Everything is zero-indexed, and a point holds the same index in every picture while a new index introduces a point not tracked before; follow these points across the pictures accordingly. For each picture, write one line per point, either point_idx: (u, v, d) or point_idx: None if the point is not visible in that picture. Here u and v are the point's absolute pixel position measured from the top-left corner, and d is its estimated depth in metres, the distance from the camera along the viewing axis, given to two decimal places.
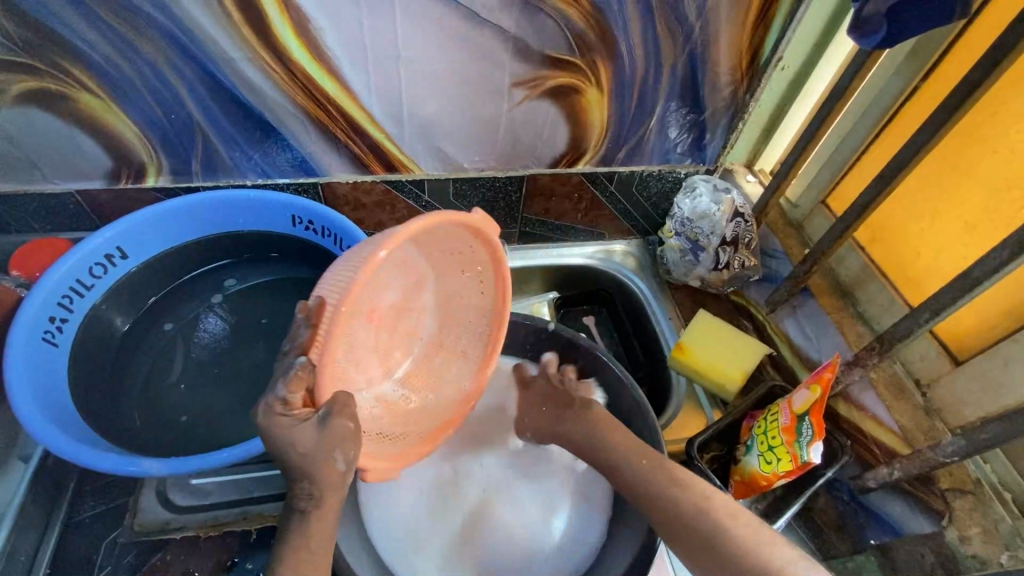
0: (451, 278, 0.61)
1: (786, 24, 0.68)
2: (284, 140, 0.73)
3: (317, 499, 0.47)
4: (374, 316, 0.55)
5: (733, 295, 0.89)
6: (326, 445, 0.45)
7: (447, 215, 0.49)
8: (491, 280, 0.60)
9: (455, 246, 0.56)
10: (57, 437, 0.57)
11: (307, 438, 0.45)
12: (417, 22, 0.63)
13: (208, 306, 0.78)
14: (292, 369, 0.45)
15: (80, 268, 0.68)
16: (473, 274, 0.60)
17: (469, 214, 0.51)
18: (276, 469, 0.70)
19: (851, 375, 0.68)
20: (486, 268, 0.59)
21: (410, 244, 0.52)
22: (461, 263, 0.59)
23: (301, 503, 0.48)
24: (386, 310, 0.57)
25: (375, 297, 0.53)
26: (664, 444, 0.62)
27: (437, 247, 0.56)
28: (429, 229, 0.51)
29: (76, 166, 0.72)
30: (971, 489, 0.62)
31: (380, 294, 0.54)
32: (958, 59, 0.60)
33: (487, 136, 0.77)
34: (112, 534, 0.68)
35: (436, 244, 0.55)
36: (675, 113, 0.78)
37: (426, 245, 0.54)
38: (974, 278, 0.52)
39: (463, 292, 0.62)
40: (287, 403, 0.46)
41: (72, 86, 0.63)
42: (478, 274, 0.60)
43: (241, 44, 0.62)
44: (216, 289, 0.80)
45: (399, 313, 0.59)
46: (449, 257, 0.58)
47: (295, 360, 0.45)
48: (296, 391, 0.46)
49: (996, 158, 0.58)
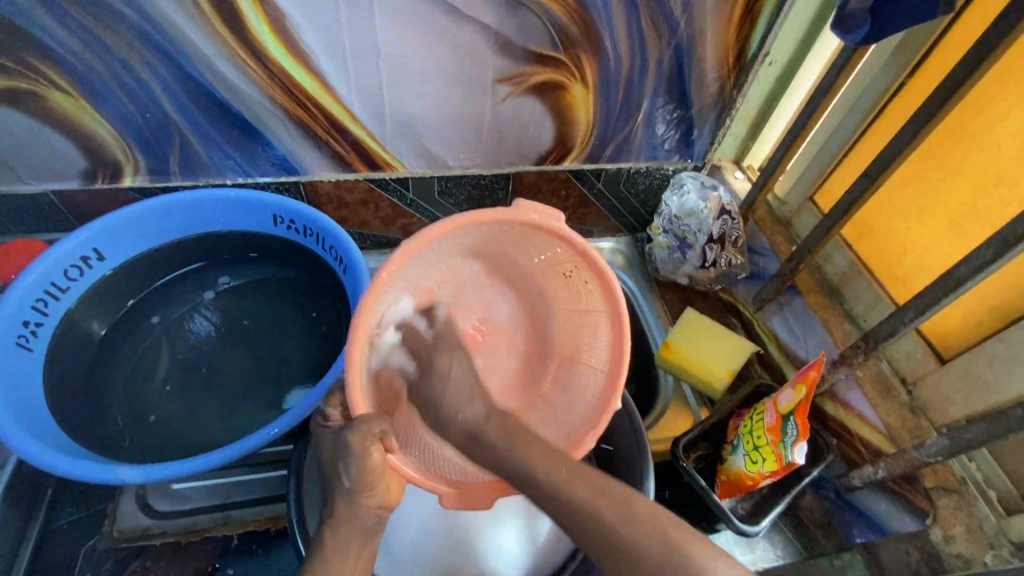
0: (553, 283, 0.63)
1: (772, 19, 0.67)
2: (263, 139, 0.72)
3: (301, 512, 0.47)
4: (473, 330, 0.67)
5: (721, 293, 0.89)
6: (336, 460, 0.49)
7: (482, 215, 0.52)
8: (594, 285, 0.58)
9: (538, 246, 0.58)
10: (30, 445, 0.56)
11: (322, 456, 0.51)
12: (396, 18, 0.61)
13: (196, 304, 0.77)
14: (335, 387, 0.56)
15: (54, 271, 0.67)
16: (571, 275, 0.60)
17: (508, 209, 0.52)
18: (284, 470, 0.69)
19: (837, 374, 0.67)
20: (579, 265, 0.58)
21: (476, 249, 0.60)
22: (558, 270, 0.61)
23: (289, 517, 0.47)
24: (491, 321, 0.68)
25: (471, 304, 0.66)
26: (649, 449, 0.62)
27: (523, 255, 0.61)
28: (490, 232, 0.57)
29: (50, 166, 0.70)
30: (955, 487, 0.62)
31: (471, 306, 0.67)
32: (944, 53, 0.59)
33: (471, 134, 0.76)
34: (90, 541, 0.67)
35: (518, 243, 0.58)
36: (662, 109, 0.77)
37: (506, 251, 0.61)
38: (958, 278, 0.52)
39: (578, 300, 0.62)
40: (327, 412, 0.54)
41: (42, 84, 0.62)
42: (574, 273, 0.59)
43: (215, 40, 0.61)
44: (210, 285, 0.78)
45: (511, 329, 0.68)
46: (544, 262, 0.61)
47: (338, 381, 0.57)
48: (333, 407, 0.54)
49: (983, 154, 0.58)
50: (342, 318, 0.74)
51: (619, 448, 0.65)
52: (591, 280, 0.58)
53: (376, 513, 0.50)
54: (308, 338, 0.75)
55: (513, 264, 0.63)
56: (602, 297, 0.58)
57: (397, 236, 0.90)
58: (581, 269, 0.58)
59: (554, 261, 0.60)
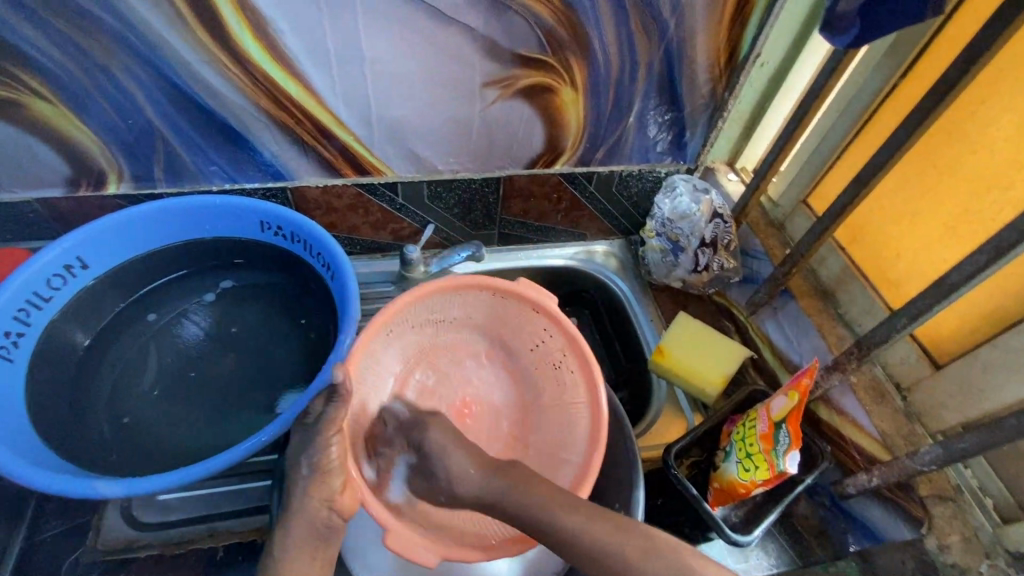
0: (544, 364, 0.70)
1: (764, 19, 0.67)
2: (248, 144, 0.71)
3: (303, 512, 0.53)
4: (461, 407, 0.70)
5: (715, 296, 0.88)
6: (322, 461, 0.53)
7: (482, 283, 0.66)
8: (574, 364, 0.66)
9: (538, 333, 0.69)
10: (9, 460, 0.55)
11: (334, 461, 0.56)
12: (379, 21, 0.60)
13: (186, 307, 0.76)
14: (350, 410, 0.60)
15: (36, 281, 0.66)
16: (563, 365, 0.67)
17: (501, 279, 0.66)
18: (268, 480, 0.69)
19: (831, 380, 0.66)
20: (567, 352, 0.67)
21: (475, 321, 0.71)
22: (548, 359, 0.69)
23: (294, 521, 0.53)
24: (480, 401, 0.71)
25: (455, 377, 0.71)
26: (639, 459, 0.63)
27: (522, 339, 0.71)
28: (490, 304, 0.69)
29: (33, 174, 0.69)
30: (951, 495, 0.61)
31: (466, 381, 0.71)
32: (938, 54, 0.58)
33: (459, 137, 0.75)
34: (74, 554, 0.66)
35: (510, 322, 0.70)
36: (653, 111, 0.76)
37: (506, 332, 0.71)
38: (950, 284, 0.51)
39: (564, 395, 0.67)
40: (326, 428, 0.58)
41: (22, 92, 0.61)
42: (562, 361, 0.68)
43: (196, 45, 0.60)
44: (211, 288, 0.78)
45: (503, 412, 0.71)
46: (539, 352, 0.70)
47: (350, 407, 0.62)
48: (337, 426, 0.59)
49: (976, 157, 0.57)
50: (330, 326, 0.74)
51: (610, 455, 0.67)
52: (579, 373, 0.65)
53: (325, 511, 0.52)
54: (296, 345, 0.74)
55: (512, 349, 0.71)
56: (584, 385, 0.65)
57: (387, 240, 0.89)
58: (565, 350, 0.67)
59: (545, 347, 0.69)
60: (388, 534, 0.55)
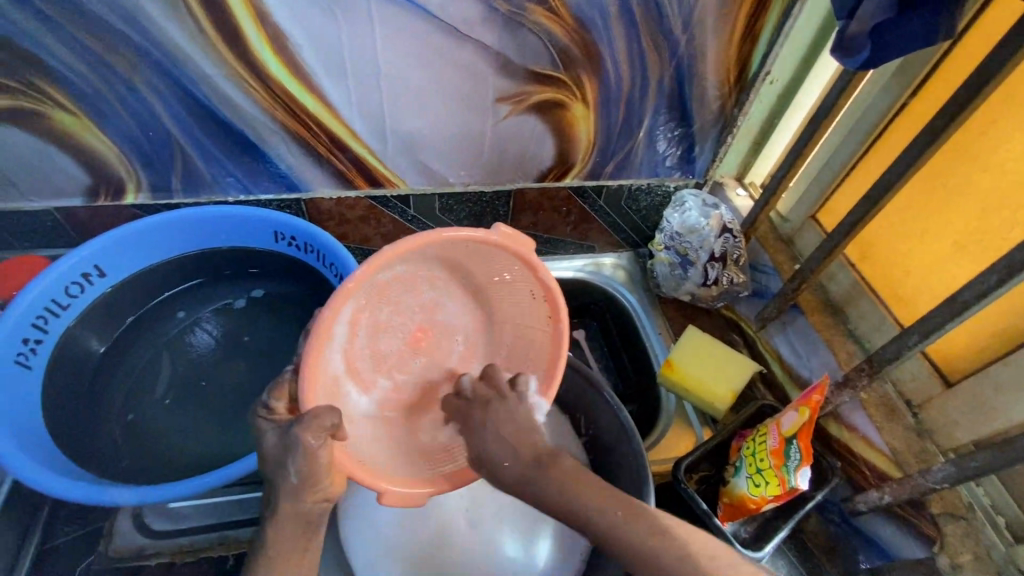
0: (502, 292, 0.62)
1: (773, 38, 0.68)
2: (265, 156, 0.72)
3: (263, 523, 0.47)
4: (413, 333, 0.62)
5: (723, 310, 0.88)
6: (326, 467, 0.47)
7: (458, 233, 0.51)
8: (541, 299, 0.58)
9: (506, 266, 0.57)
10: (26, 466, 0.56)
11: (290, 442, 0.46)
12: (396, 37, 0.61)
13: (211, 313, 0.78)
14: (280, 380, 0.51)
15: (54, 289, 0.67)
16: (533, 299, 0.59)
17: (484, 230, 0.52)
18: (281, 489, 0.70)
19: (842, 396, 0.66)
20: (537, 289, 0.57)
21: (424, 257, 0.56)
22: (515, 285, 0.59)
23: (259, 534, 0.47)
24: (434, 322, 0.63)
25: (413, 306, 0.61)
26: (649, 472, 0.62)
27: (483, 266, 0.59)
28: (465, 246, 0.55)
29: (55, 185, 0.71)
30: (963, 513, 0.60)
31: (429, 306, 0.62)
32: (948, 75, 0.59)
33: (472, 151, 0.76)
34: (86, 559, 0.67)
35: (470, 254, 0.57)
36: (663, 126, 0.76)
37: (467, 262, 0.59)
38: (962, 302, 0.51)
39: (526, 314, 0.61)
40: (271, 410, 0.49)
41: (45, 102, 0.62)
42: (530, 296, 0.59)
43: (216, 59, 0.61)
44: (243, 293, 0.79)
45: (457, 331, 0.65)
46: (502, 276, 0.60)
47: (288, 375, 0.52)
48: (279, 398, 0.50)
49: (986, 176, 0.57)
50: None
51: (620, 471, 0.66)
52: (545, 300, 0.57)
53: (319, 507, 0.47)
54: None
55: (473, 274, 0.61)
56: (549, 323, 0.59)
57: None
58: (535, 290, 0.58)
59: (509, 275, 0.59)
60: (384, 495, 0.51)
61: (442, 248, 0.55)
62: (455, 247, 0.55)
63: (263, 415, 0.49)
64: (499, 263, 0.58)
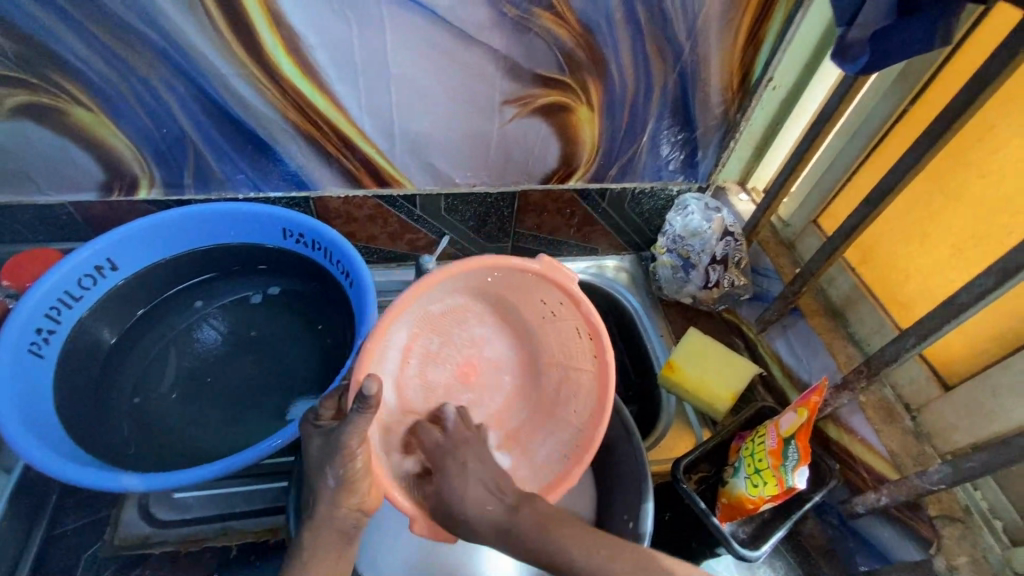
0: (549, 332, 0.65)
1: (776, 45, 0.69)
2: (275, 155, 0.73)
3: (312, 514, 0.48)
4: (461, 369, 0.65)
5: (725, 313, 0.89)
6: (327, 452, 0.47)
7: (504, 259, 0.55)
8: (587, 336, 0.60)
9: (554, 301, 0.60)
10: (39, 452, 0.57)
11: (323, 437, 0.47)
12: (407, 39, 0.63)
13: (221, 308, 0.79)
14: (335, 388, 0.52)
15: (68, 280, 0.68)
16: (580, 336, 0.61)
17: (530, 260, 0.55)
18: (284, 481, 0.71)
19: (841, 399, 0.66)
20: (583, 327, 0.60)
21: (472, 284, 0.60)
22: (562, 321, 0.62)
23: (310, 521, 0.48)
24: (483, 360, 0.66)
25: (461, 340, 0.64)
26: (648, 470, 0.63)
27: (529, 300, 0.62)
28: (512, 278, 0.58)
29: (71, 179, 0.72)
30: (959, 516, 0.61)
31: (478, 344, 0.65)
32: (947, 81, 0.60)
33: (479, 153, 0.77)
34: (92, 547, 0.68)
35: (516, 285, 0.60)
36: (667, 131, 0.78)
37: (515, 297, 0.62)
38: (960, 304, 0.52)
39: (572, 353, 0.63)
40: (318, 415, 0.50)
41: (64, 99, 0.64)
42: (575, 333, 0.61)
43: (232, 60, 0.62)
44: (259, 289, 0.80)
45: (504, 371, 0.67)
46: (548, 314, 0.62)
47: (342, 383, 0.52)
48: (327, 406, 0.50)
49: (984, 182, 0.58)
50: (345, 331, 0.75)
51: (621, 468, 0.67)
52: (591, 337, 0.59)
53: (353, 517, 0.49)
54: (313, 350, 0.76)
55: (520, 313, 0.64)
56: (592, 359, 0.61)
57: (403, 251, 0.91)
58: (580, 326, 0.60)
59: (555, 310, 0.61)
60: (415, 522, 0.51)
61: (489, 279, 0.59)
62: (501, 278, 0.59)
63: (311, 423, 0.49)
64: (546, 299, 0.60)
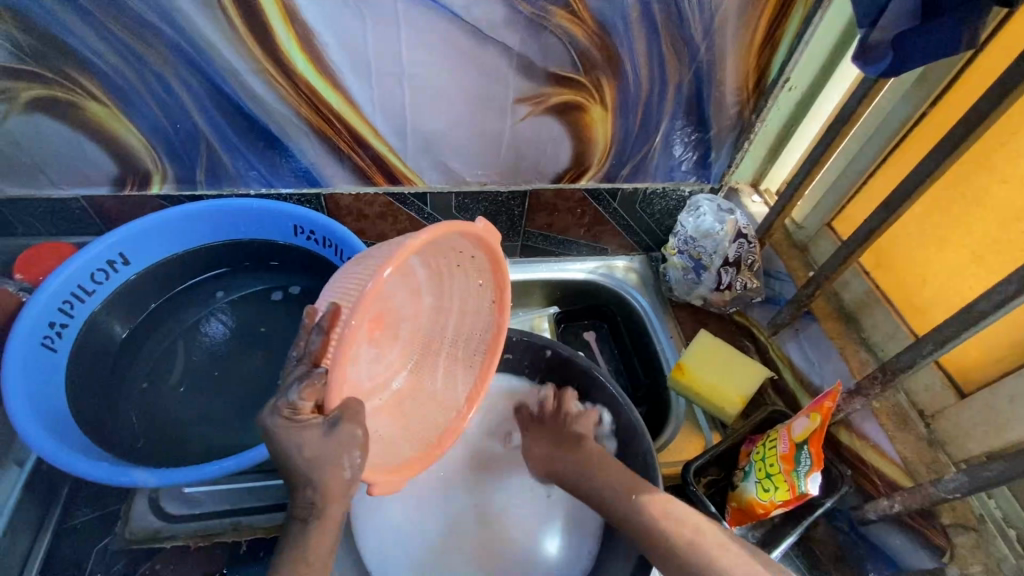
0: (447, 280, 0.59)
1: (794, 45, 0.68)
2: (288, 151, 0.73)
3: (310, 500, 0.45)
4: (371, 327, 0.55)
5: (735, 315, 0.88)
6: (334, 445, 0.44)
7: (454, 225, 0.48)
8: (488, 282, 0.59)
9: (461, 252, 0.55)
10: (52, 446, 0.57)
11: (324, 446, 0.44)
12: (421, 35, 0.62)
13: (229, 304, 0.79)
14: (310, 376, 0.44)
15: (81, 275, 0.69)
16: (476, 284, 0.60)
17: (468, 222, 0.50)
18: (280, 479, 0.70)
19: (853, 405, 0.66)
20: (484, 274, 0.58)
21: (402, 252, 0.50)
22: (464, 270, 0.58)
23: (301, 509, 0.46)
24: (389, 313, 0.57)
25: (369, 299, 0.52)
26: (659, 471, 0.62)
27: (442, 254, 0.55)
28: (444, 240, 0.52)
29: (84, 173, 0.73)
30: (973, 525, 0.60)
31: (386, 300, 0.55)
32: (969, 85, 0.59)
33: (490, 151, 0.77)
34: (102, 541, 0.69)
35: (434, 248, 0.53)
36: (680, 131, 0.77)
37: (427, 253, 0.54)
38: (979, 312, 0.51)
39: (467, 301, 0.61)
40: (296, 408, 0.44)
41: (79, 93, 0.64)
42: (476, 281, 0.59)
43: (245, 55, 0.62)
44: (281, 287, 0.81)
45: (403, 318, 0.59)
46: (452, 265, 0.57)
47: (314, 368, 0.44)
48: (307, 397, 0.44)
49: (1005, 188, 0.57)
50: None
51: (630, 469, 0.66)
52: (490, 284, 0.59)
53: None
54: None
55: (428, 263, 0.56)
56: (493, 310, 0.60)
57: None
58: (483, 276, 0.59)
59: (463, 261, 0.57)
60: (375, 484, 0.52)
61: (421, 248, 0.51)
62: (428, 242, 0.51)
63: (287, 419, 0.44)
64: (455, 251, 0.55)
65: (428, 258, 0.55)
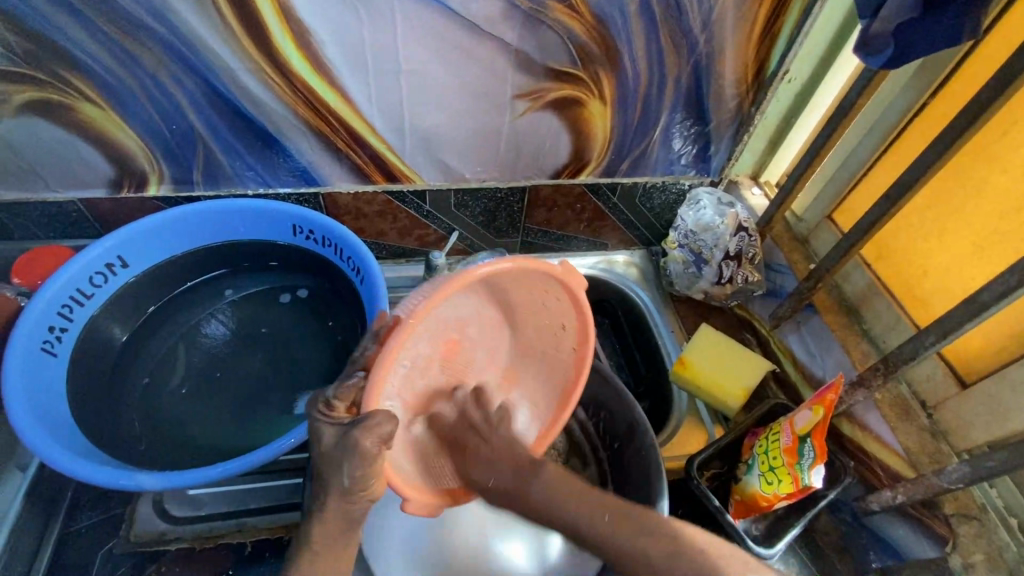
0: (533, 319, 0.63)
1: (793, 37, 0.68)
2: (285, 151, 0.73)
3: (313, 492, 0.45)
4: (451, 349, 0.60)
5: (736, 308, 0.89)
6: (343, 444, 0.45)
7: (529, 261, 0.51)
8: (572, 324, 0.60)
9: (545, 294, 0.58)
10: (56, 451, 0.57)
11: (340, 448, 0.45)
12: (418, 32, 0.62)
13: (229, 305, 0.79)
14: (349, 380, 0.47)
15: (80, 279, 0.68)
16: (561, 326, 0.61)
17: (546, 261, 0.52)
18: (298, 479, 0.71)
19: (856, 397, 0.66)
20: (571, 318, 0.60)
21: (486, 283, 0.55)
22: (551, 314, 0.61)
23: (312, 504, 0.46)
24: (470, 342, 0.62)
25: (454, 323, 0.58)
26: (663, 470, 0.62)
27: (525, 292, 0.58)
28: (524, 276, 0.55)
29: (80, 176, 0.72)
30: (975, 514, 0.61)
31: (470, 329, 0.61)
32: (969, 75, 0.59)
33: (489, 148, 0.76)
34: (106, 545, 0.69)
35: (516, 283, 0.57)
36: (679, 124, 0.76)
37: (512, 289, 0.58)
38: (982, 302, 0.51)
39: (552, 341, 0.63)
40: (331, 406, 0.47)
41: (73, 96, 0.63)
42: (562, 325, 0.61)
43: (240, 54, 0.62)
44: (289, 289, 0.80)
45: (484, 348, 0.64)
46: (539, 307, 0.60)
47: (356, 373, 0.48)
48: (342, 397, 0.47)
49: (1005, 178, 0.57)
50: (357, 325, 0.75)
51: (633, 466, 0.66)
52: (574, 325, 0.60)
53: None
54: (325, 347, 0.76)
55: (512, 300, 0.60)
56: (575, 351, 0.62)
57: (412, 246, 0.91)
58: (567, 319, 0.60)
59: (549, 302, 0.59)
60: (409, 502, 0.51)
61: (500, 279, 0.55)
62: (509, 276, 0.55)
63: (323, 414, 0.46)
64: (539, 292, 0.58)
65: (511, 298, 0.60)
